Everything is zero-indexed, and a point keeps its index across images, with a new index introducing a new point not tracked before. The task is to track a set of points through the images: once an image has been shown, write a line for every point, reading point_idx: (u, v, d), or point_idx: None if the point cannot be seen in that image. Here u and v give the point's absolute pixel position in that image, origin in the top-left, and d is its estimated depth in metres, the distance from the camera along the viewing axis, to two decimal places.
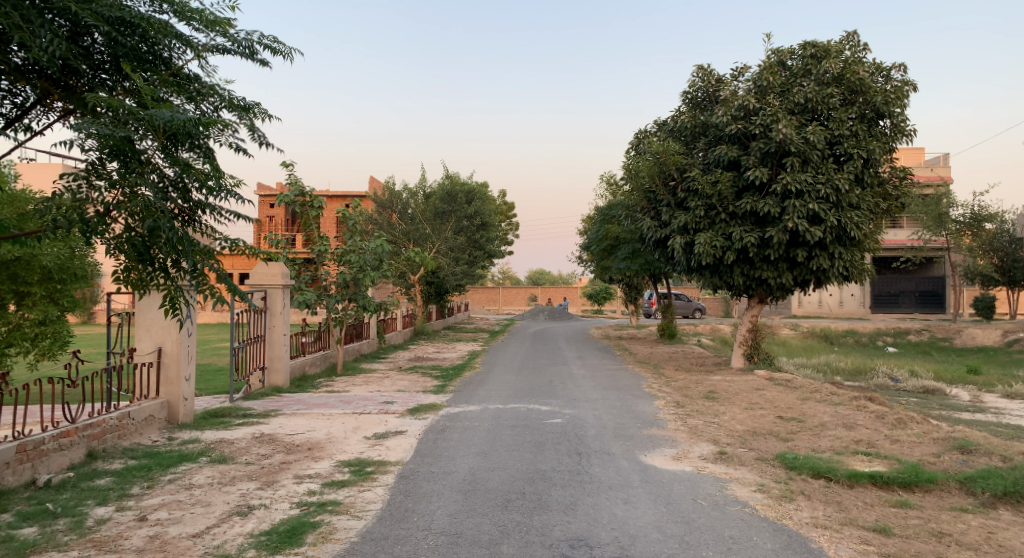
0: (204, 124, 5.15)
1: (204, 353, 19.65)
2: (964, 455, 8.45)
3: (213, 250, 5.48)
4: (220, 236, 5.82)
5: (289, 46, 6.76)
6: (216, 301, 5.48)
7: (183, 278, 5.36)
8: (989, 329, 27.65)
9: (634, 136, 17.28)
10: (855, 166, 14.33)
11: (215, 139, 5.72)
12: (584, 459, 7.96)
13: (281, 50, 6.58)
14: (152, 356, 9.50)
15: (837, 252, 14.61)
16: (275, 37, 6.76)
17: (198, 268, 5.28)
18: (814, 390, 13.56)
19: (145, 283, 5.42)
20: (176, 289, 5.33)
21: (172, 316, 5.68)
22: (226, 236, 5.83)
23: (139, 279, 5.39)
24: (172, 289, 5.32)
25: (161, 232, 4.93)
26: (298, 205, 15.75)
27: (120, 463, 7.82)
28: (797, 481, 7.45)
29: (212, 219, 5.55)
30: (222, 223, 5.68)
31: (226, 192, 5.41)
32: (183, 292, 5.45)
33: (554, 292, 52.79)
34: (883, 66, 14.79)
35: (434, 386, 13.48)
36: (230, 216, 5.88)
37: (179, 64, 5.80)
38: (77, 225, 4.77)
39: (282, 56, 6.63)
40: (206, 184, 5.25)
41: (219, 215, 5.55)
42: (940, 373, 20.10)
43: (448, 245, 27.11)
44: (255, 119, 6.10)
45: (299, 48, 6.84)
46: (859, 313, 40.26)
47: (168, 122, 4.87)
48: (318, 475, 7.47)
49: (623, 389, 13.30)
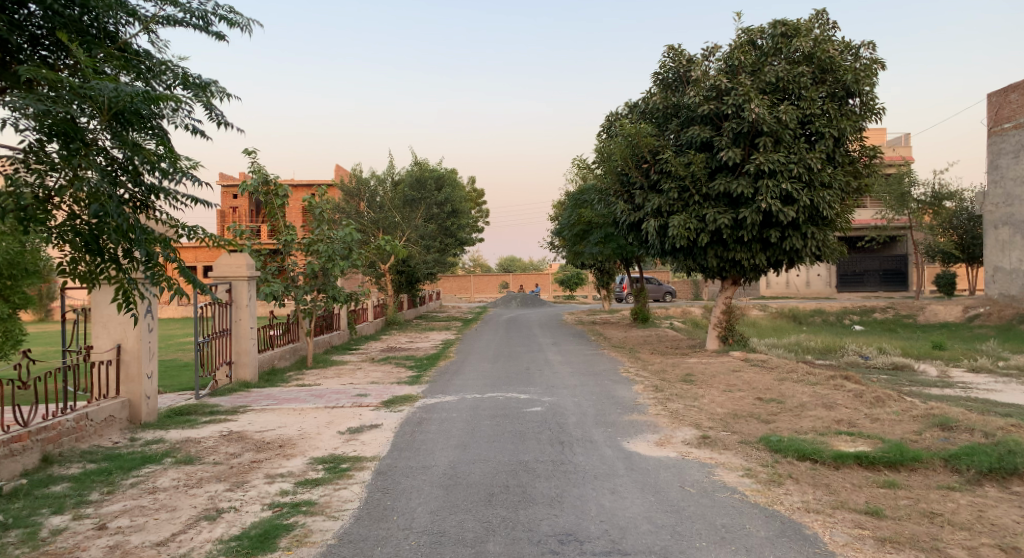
0: (152, 101, 4.78)
1: (169, 348, 19.12)
2: (945, 432, 8.38)
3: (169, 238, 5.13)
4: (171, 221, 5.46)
5: (247, 17, 6.35)
6: (173, 295, 5.11)
7: (136, 270, 4.98)
8: (951, 305, 28.07)
9: (606, 118, 17.04)
10: (826, 145, 14.27)
11: (169, 119, 5.35)
12: (567, 448, 7.74)
13: (238, 21, 6.17)
14: (110, 354, 9.05)
15: (811, 232, 14.54)
16: (233, 8, 6.35)
17: (153, 257, 4.91)
18: (790, 369, 13.52)
19: (93, 276, 4.99)
20: (129, 282, 4.95)
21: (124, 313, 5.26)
22: (182, 222, 5.47)
23: (86, 271, 4.95)
24: (124, 282, 4.91)
25: (111, 219, 4.55)
26: (262, 194, 15.29)
27: (78, 467, 7.41)
28: (783, 464, 7.30)
29: (166, 204, 5.19)
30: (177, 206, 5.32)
31: (185, 177, 5.04)
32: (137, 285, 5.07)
33: (525, 278, 52.66)
34: (852, 44, 14.70)
35: (407, 377, 13.18)
36: (186, 200, 5.52)
37: (125, 39, 5.40)
38: (13, 212, 4.33)
39: (240, 28, 6.23)
40: (159, 166, 4.86)
41: (174, 199, 5.18)
42: (908, 349, 20.28)
43: (418, 233, 26.28)
44: (212, 98, 5.71)
45: (258, 21, 6.44)
46: (826, 293, 41.01)
47: (111, 96, 4.50)
48: (290, 473, 7.14)
49: (600, 374, 13.13)
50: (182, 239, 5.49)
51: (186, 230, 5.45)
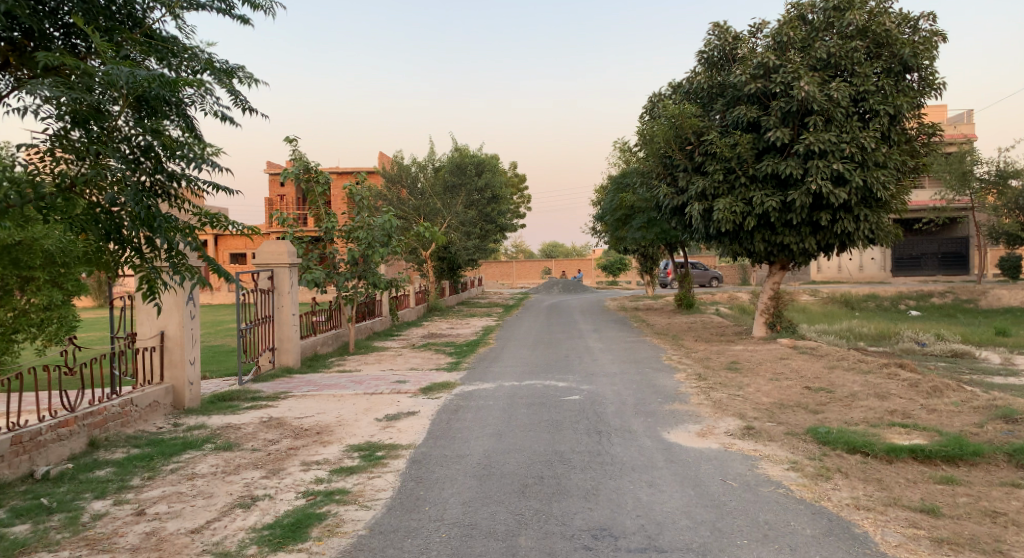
0: (171, 86, 4.76)
1: (216, 334, 19.44)
2: (1009, 425, 7.95)
3: (193, 226, 5.12)
4: (194, 208, 5.44)
5: (270, 0, 6.27)
6: (195, 283, 5.10)
7: (158, 258, 5.00)
8: (1016, 290, 26.92)
9: (648, 100, 16.67)
10: (881, 123, 13.69)
11: (191, 105, 5.34)
12: (604, 438, 7.57)
13: (261, 4, 6.09)
14: (154, 340, 9.17)
15: (863, 214, 14.00)
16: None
17: (174, 246, 4.88)
18: (841, 357, 13.08)
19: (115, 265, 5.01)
20: (151, 272, 4.98)
21: (148, 301, 5.27)
22: (206, 210, 5.46)
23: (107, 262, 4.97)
24: (148, 272, 4.94)
25: (130, 208, 4.55)
26: (303, 181, 15.34)
27: (122, 452, 7.50)
28: (831, 457, 7.01)
29: (190, 190, 5.17)
30: (200, 193, 5.30)
31: (208, 163, 5.01)
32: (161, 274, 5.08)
33: (567, 264, 52.36)
34: (911, 16, 14.03)
35: (447, 364, 13.15)
36: (209, 186, 5.50)
37: (150, 24, 5.40)
38: (31, 201, 4.35)
39: (264, 11, 6.15)
40: (179, 153, 4.83)
41: (197, 187, 5.17)
42: (967, 335, 19.48)
43: (459, 219, 26.05)
44: (237, 83, 5.69)
45: (281, 3, 6.35)
46: (880, 277, 39.72)
47: (128, 81, 4.48)
48: (326, 461, 7.12)
49: (642, 362, 12.88)
50: (208, 227, 5.48)
51: (210, 218, 5.43)
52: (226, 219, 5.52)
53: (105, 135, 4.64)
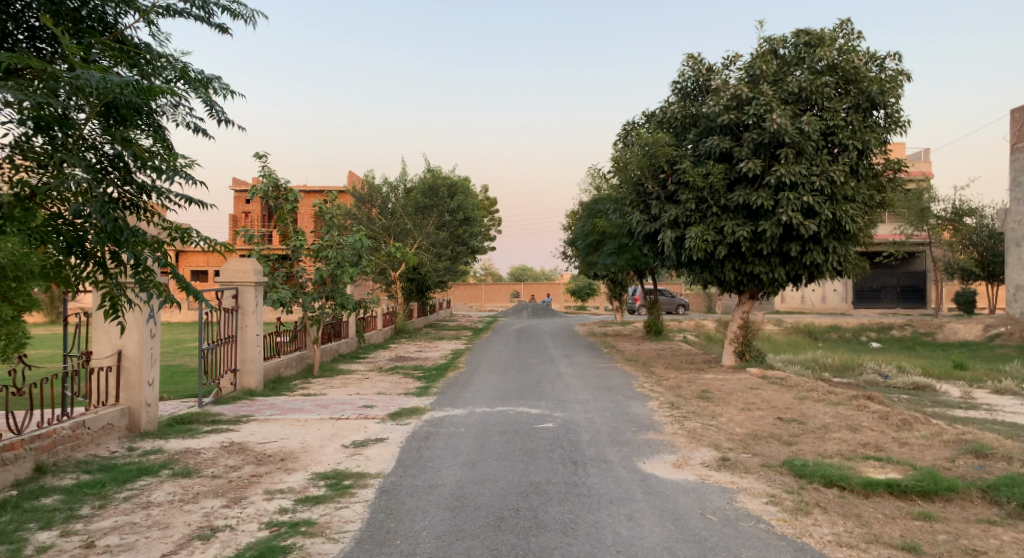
0: (144, 93, 4.53)
1: (176, 353, 18.91)
2: (980, 460, 7.93)
3: (161, 240, 4.86)
4: (163, 223, 5.18)
5: (252, 9, 6.06)
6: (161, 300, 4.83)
7: (124, 274, 4.73)
8: (971, 323, 27.51)
9: (622, 128, 16.74)
10: (849, 157, 13.89)
11: (163, 114, 5.11)
12: (580, 469, 7.39)
13: (242, 13, 5.88)
14: (110, 360, 8.76)
15: (832, 247, 14.13)
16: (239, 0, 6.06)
17: (141, 262, 4.61)
18: (810, 388, 13.09)
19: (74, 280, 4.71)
20: (115, 289, 4.71)
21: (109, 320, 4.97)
22: (176, 224, 5.21)
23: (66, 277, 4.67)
24: (112, 289, 4.66)
25: (96, 220, 4.29)
26: (272, 198, 15.06)
27: (71, 478, 7.09)
28: (809, 491, 6.90)
29: (161, 203, 4.92)
30: (171, 207, 5.05)
31: (181, 175, 4.76)
32: (126, 291, 4.80)
33: (536, 288, 52.38)
34: (878, 55, 14.33)
35: (416, 388, 12.86)
36: (182, 200, 5.25)
37: (122, 29, 5.16)
38: None
39: (245, 20, 5.93)
40: (151, 165, 4.59)
41: (169, 200, 4.93)
42: (928, 368, 19.75)
43: (430, 241, 26.05)
44: (213, 93, 5.46)
45: (262, 13, 6.15)
46: (842, 309, 40.35)
47: (97, 86, 4.23)
48: (291, 489, 6.81)
49: (613, 389, 12.75)
50: (178, 242, 5.22)
51: (180, 232, 5.17)
52: (196, 234, 5.26)
53: (71, 142, 4.39)
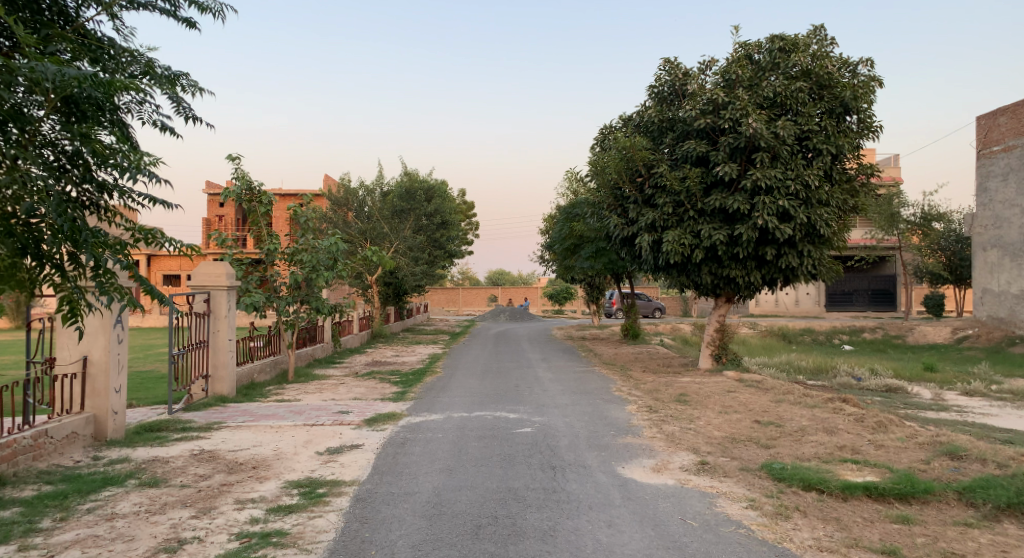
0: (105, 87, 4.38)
1: (147, 359, 18.53)
2: (955, 461, 7.95)
3: (123, 242, 4.69)
4: (127, 223, 4.99)
5: (219, 2, 5.90)
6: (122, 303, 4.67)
7: (83, 277, 4.55)
8: (940, 326, 27.87)
9: (599, 132, 16.73)
10: (824, 162, 13.98)
11: (125, 111, 4.95)
12: (559, 474, 7.29)
13: (210, 7, 5.72)
14: (75, 366, 8.50)
15: (807, 250, 14.21)
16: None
17: (102, 263, 4.45)
18: (787, 391, 13.11)
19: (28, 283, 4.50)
20: (75, 293, 4.55)
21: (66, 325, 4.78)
22: (140, 224, 5.01)
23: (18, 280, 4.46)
24: (71, 293, 4.48)
25: (53, 220, 4.14)
26: (245, 201, 14.80)
27: (32, 490, 6.84)
28: (788, 495, 6.86)
29: (124, 203, 4.76)
30: (135, 206, 4.88)
31: (145, 173, 4.62)
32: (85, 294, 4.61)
33: (514, 292, 52.29)
34: (850, 60, 14.45)
35: (392, 393, 12.69)
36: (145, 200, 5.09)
37: (82, 21, 4.99)
38: None
39: (212, 14, 5.78)
40: (110, 162, 4.44)
41: (132, 200, 4.79)
42: (899, 370, 19.95)
43: (406, 244, 25.78)
44: (178, 90, 5.31)
45: (231, 6, 6.00)
46: (815, 312, 40.73)
47: (55, 79, 4.06)
48: (263, 499, 6.64)
49: (591, 393, 12.68)
50: (143, 243, 5.03)
51: (144, 233, 4.98)
52: (162, 235, 5.09)
53: (26, 138, 4.23)
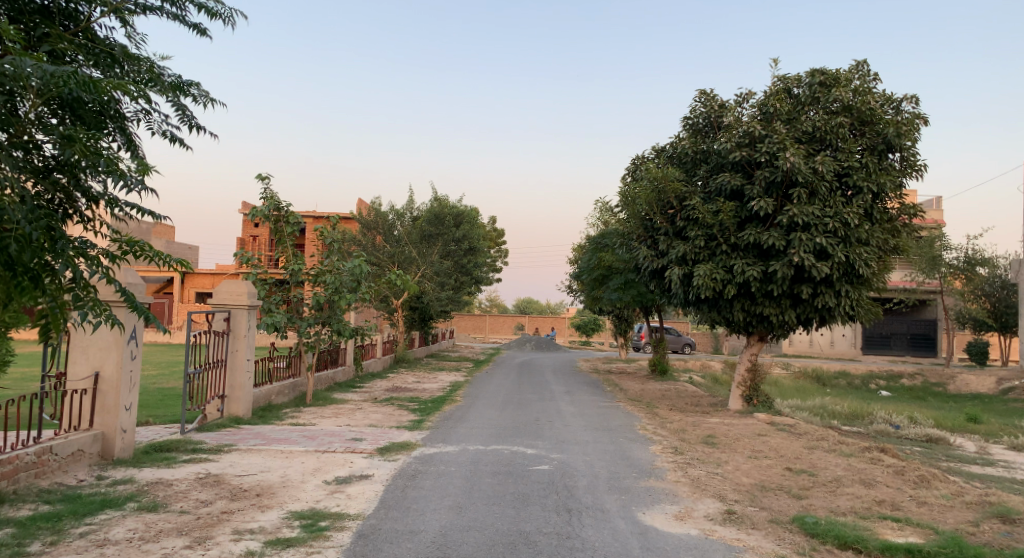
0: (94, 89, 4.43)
1: (168, 376, 18.43)
2: (1007, 525, 7.36)
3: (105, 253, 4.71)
4: (115, 235, 5.00)
5: (232, 8, 5.82)
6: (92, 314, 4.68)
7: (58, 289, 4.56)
8: (983, 375, 26.75)
9: (631, 162, 16.45)
10: (864, 200, 13.49)
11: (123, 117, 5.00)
12: (575, 518, 6.88)
13: (220, 13, 5.61)
14: (86, 382, 8.32)
15: (844, 290, 13.65)
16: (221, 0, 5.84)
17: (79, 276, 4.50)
18: (820, 437, 12.48)
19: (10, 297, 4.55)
20: (54, 310, 4.59)
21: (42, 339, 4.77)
22: (128, 237, 5.01)
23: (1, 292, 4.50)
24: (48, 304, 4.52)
25: (25, 227, 4.17)
26: (272, 220, 14.68)
27: (29, 509, 6.62)
28: (822, 554, 6.35)
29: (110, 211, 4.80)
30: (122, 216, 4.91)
31: (132, 182, 4.66)
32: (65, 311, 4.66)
33: (541, 322, 51.83)
34: (894, 97, 14.00)
35: (409, 421, 12.35)
36: (137, 211, 5.11)
37: (87, 21, 5.02)
38: None
39: (223, 21, 5.69)
40: (93, 164, 4.46)
41: (121, 208, 4.83)
42: (940, 420, 19.06)
43: (433, 270, 25.72)
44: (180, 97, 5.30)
45: (245, 12, 5.91)
46: (850, 354, 39.69)
47: (39, 76, 4.12)
48: (261, 530, 6.32)
49: (615, 430, 12.22)
50: (131, 256, 5.01)
51: (130, 245, 4.97)
52: (149, 248, 5.05)
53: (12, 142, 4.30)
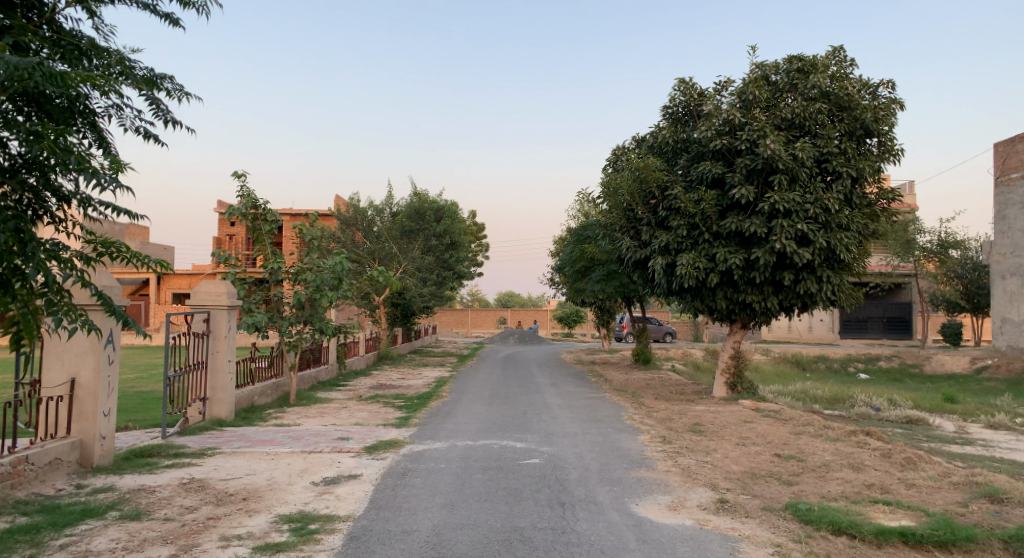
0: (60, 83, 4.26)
1: (148, 379, 18.12)
2: (995, 505, 7.39)
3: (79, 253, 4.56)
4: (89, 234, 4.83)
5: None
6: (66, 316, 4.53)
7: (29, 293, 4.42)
8: (958, 355, 27.04)
9: (612, 153, 16.39)
10: (843, 185, 13.53)
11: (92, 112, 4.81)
12: (569, 512, 6.80)
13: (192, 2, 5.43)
14: (63, 389, 8.09)
15: (826, 276, 13.68)
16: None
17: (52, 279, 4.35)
18: (806, 422, 12.52)
19: None
20: (26, 316, 4.45)
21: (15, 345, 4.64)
22: (103, 237, 4.86)
23: None
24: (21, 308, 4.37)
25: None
26: (250, 218, 14.45)
27: (6, 521, 6.41)
28: (817, 540, 6.33)
29: (81, 210, 4.64)
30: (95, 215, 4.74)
31: (105, 180, 4.50)
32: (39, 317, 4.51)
33: (523, 315, 51.77)
34: (871, 83, 14.04)
35: (395, 419, 12.21)
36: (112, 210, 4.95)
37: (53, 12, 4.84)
38: None
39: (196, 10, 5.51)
40: (61, 161, 4.30)
41: (94, 208, 4.68)
42: (919, 401, 19.23)
43: (414, 264, 25.12)
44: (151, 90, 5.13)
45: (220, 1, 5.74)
46: (828, 339, 40.06)
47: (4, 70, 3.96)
48: (249, 535, 6.17)
49: (602, 421, 12.16)
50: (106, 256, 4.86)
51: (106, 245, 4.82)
52: (124, 247, 4.90)
53: None
